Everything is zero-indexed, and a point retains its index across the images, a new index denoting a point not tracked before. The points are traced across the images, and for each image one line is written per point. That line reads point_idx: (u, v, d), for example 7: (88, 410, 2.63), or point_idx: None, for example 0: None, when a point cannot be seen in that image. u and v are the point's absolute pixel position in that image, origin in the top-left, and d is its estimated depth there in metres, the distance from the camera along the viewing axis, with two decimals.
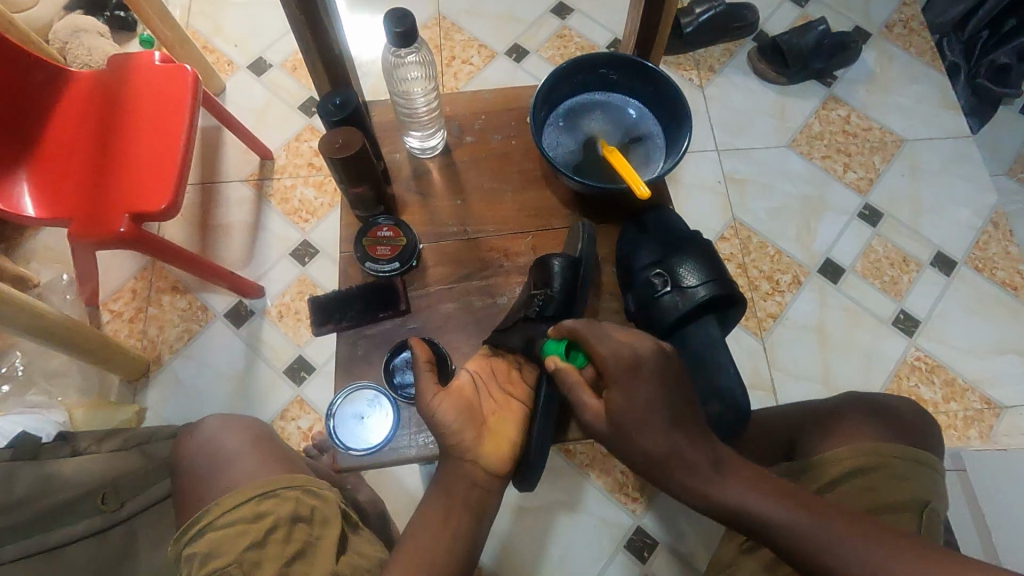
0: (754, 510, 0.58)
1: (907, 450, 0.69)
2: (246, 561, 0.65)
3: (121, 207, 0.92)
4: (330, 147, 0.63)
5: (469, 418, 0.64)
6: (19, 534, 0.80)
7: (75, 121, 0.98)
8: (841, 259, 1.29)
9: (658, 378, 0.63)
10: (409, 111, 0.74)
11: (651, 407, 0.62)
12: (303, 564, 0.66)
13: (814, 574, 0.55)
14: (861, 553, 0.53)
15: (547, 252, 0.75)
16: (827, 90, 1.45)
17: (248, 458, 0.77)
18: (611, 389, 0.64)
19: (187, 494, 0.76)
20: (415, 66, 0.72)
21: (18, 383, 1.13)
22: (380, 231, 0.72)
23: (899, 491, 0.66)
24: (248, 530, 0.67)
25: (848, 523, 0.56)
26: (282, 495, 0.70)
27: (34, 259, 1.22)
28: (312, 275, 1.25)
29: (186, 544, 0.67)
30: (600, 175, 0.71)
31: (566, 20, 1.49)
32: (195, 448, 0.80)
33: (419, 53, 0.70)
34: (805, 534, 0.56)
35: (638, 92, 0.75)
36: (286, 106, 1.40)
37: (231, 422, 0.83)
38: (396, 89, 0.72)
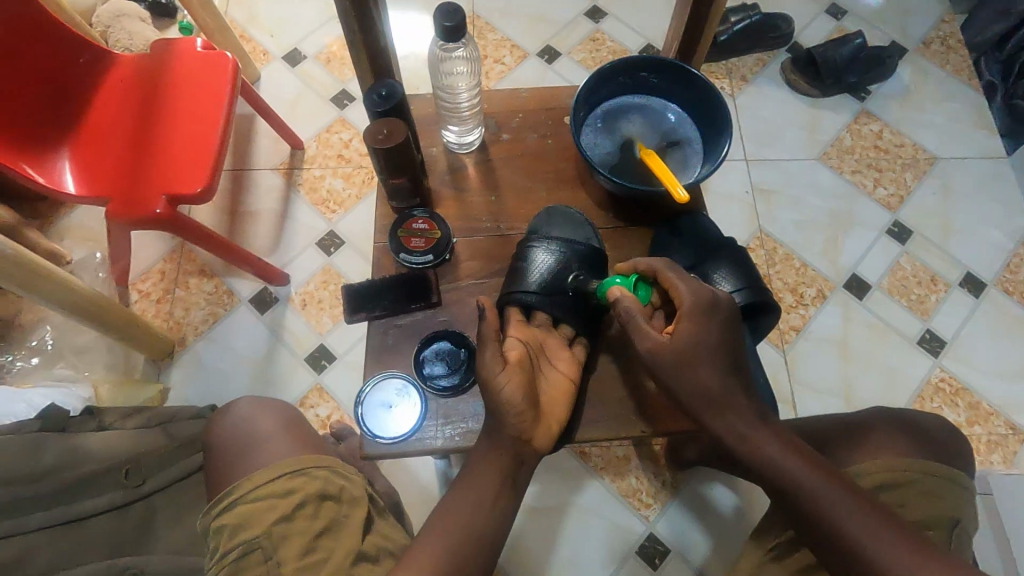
0: (784, 467, 0.60)
1: (936, 466, 0.68)
2: (275, 534, 0.66)
3: (158, 188, 0.93)
4: (373, 138, 0.63)
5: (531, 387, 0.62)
6: (44, 502, 0.82)
7: (117, 102, 1.00)
8: (867, 275, 1.28)
9: (699, 368, 0.62)
10: (452, 105, 0.75)
11: (718, 349, 0.63)
12: (329, 540, 0.67)
13: (811, 527, 0.58)
14: (869, 531, 0.56)
15: (552, 230, 0.72)
16: (860, 104, 1.43)
17: (279, 440, 0.78)
18: (680, 323, 0.64)
19: (217, 472, 0.78)
20: (461, 61, 0.72)
21: (46, 356, 1.15)
22: (415, 223, 0.73)
23: (925, 508, 0.66)
24: (277, 504, 0.68)
25: (862, 501, 0.58)
26: (311, 472, 0.71)
27: (67, 237, 1.24)
28: (337, 265, 1.26)
29: (217, 515, 0.68)
30: (637, 178, 0.70)
31: (598, 24, 1.49)
32: (225, 427, 0.81)
33: (466, 48, 0.70)
34: (822, 501, 0.58)
35: (679, 97, 0.74)
36: (318, 98, 1.41)
37: (265, 406, 0.84)
38: (440, 83, 0.73)
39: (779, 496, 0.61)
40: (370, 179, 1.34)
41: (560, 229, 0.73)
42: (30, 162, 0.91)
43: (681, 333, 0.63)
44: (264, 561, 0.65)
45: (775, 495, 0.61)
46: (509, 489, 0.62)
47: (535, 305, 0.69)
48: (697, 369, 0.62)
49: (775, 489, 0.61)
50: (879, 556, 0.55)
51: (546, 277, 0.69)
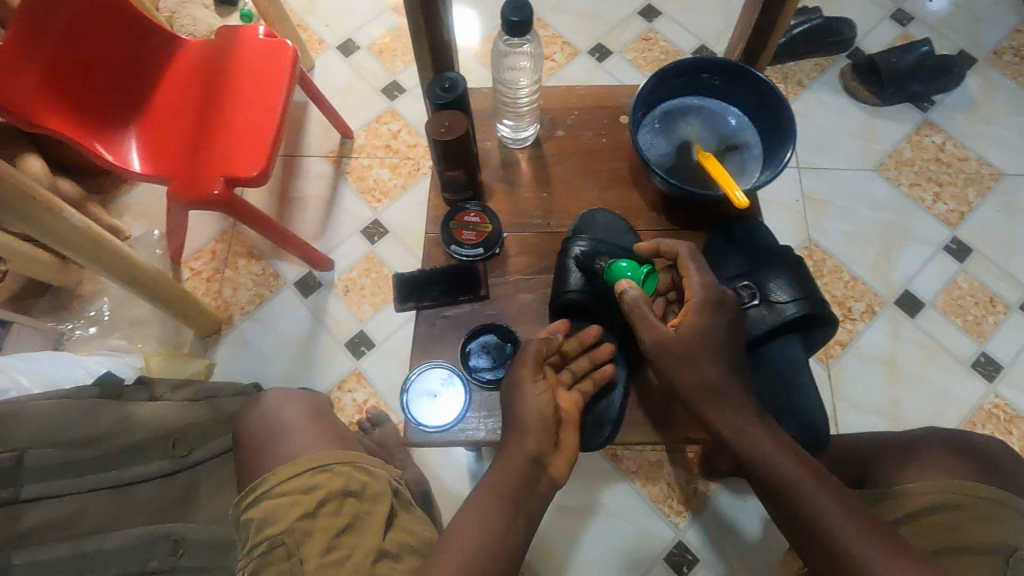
0: (774, 469, 0.60)
1: (994, 491, 0.65)
2: (298, 530, 0.67)
3: (216, 170, 0.96)
4: (435, 130, 0.64)
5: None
6: (97, 466, 0.85)
7: (181, 85, 1.04)
8: (921, 292, 1.23)
9: (703, 362, 0.62)
10: (512, 100, 0.74)
11: (722, 347, 0.63)
12: (352, 536, 0.68)
13: (798, 530, 0.58)
14: (850, 528, 0.55)
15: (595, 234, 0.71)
16: (922, 115, 1.38)
17: (304, 432, 0.80)
18: (687, 314, 0.64)
19: (246, 464, 0.80)
20: (525, 56, 0.71)
21: (103, 326, 1.21)
22: (468, 216, 0.73)
23: (981, 532, 0.62)
24: (302, 500, 0.69)
25: (852, 506, 0.57)
26: (334, 470, 0.72)
27: (127, 213, 1.30)
28: (379, 253, 1.28)
29: (245, 509, 0.70)
30: (694, 181, 0.69)
31: (652, 23, 1.47)
32: (255, 419, 0.83)
33: (531, 43, 0.69)
34: (806, 495, 0.58)
35: (740, 100, 0.72)
36: (369, 89, 1.43)
37: (290, 397, 0.86)
38: (502, 77, 0.72)
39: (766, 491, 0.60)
40: (416, 170, 1.35)
41: (603, 233, 0.72)
42: (100, 139, 0.95)
43: (683, 326, 0.63)
44: (287, 557, 0.66)
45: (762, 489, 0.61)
46: (549, 485, 0.62)
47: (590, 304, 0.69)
48: (699, 364, 0.62)
49: (763, 484, 0.61)
50: (858, 553, 0.54)
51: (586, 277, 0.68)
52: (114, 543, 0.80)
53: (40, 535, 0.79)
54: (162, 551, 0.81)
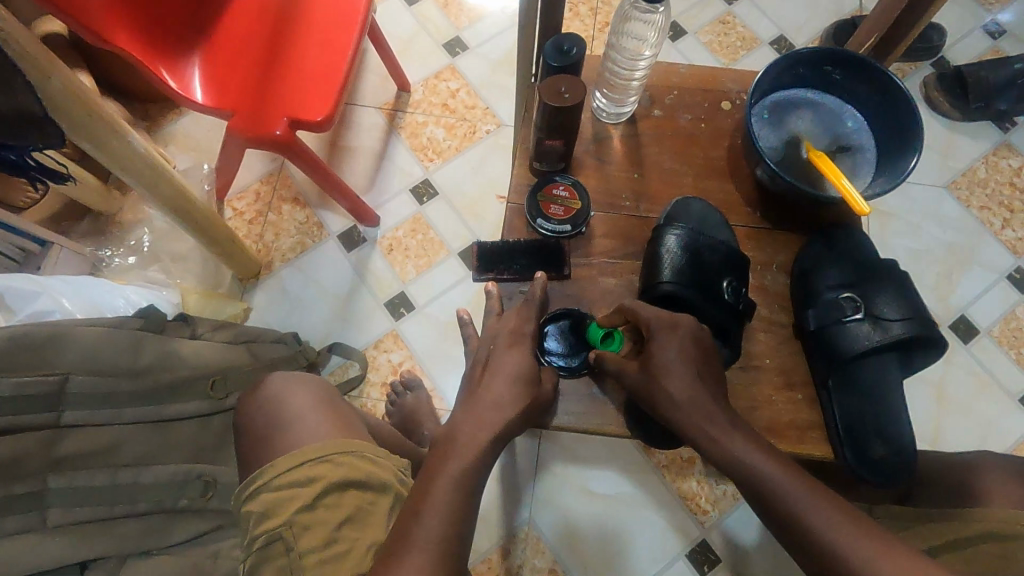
0: (740, 458, 0.57)
1: None
2: (297, 524, 0.66)
3: (283, 110, 0.93)
4: (554, 93, 0.60)
5: (684, 382, 0.60)
6: (139, 399, 0.82)
7: (249, 16, 0.99)
8: (978, 319, 1.20)
9: (667, 379, 0.61)
10: (626, 73, 0.71)
11: (681, 360, 0.61)
12: (352, 529, 0.67)
13: (779, 524, 0.55)
14: (828, 522, 0.52)
15: (684, 224, 0.67)
16: (1002, 135, 1.32)
17: (313, 415, 0.77)
18: (652, 343, 0.63)
19: (249, 448, 0.77)
20: (649, 26, 0.65)
21: (142, 257, 1.18)
22: (557, 189, 0.70)
23: None
24: (300, 493, 0.67)
25: (818, 491, 0.54)
26: (337, 460, 0.70)
27: (172, 143, 1.26)
28: (427, 215, 1.25)
29: (247, 501, 0.69)
30: (803, 179, 0.65)
31: (731, 6, 1.40)
32: (261, 400, 0.80)
33: (659, 15, 0.63)
34: (783, 497, 0.54)
35: (860, 100, 0.68)
36: (430, 42, 1.38)
37: (295, 379, 0.82)
38: (620, 44, 0.68)
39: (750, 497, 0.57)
40: (472, 133, 1.31)
41: (694, 224, 0.68)
42: (166, 64, 0.90)
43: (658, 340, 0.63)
44: (285, 551, 0.65)
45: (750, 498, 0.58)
46: None
47: (682, 300, 0.64)
48: (664, 381, 0.61)
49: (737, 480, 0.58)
50: (842, 551, 0.50)
51: (681, 264, 0.64)
52: (152, 476, 0.78)
53: (76, 462, 0.74)
54: (194, 490, 0.80)
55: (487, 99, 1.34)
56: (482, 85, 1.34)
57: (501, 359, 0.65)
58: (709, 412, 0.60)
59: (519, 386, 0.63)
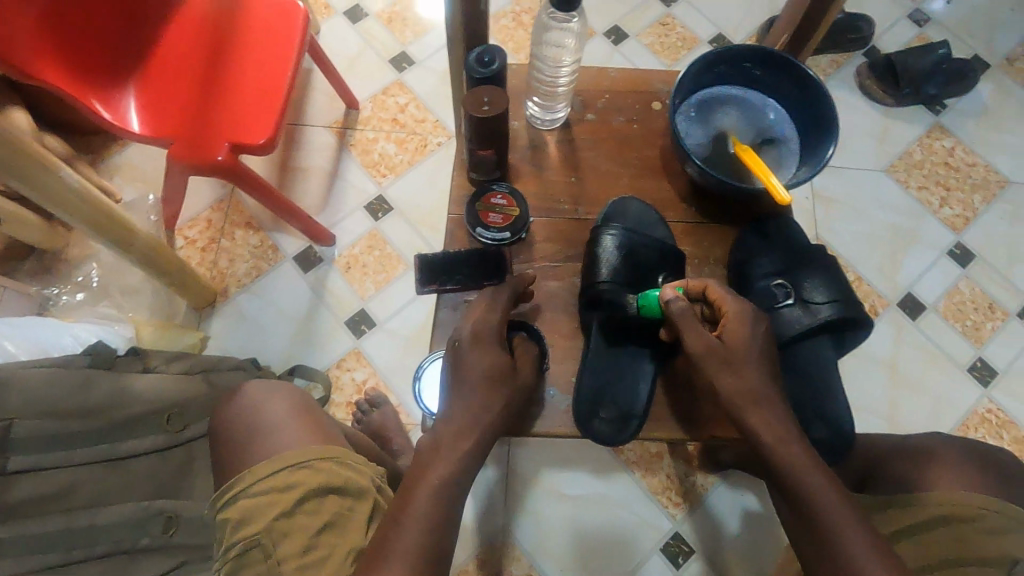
0: (773, 449, 0.60)
1: (1001, 505, 0.67)
2: (275, 530, 0.66)
3: (222, 135, 0.92)
4: (476, 106, 0.61)
5: (734, 382, 0.61)
6: (89, 439, 0.79)
7: (184, 41, 0.98)
8: (923, 296, 1.24)
9: (744, 368, 0.61)
10: (551, 79, 0.71)
11: (758, 350, 0.62)
12: (331, 535, 0.66)
13: (790, 503, 0.59)
14: (838, 517, 0.56)
15: (613, 222, 0.70)
16: (934, 118, 1.38)
17: (289, 426, 0.76)
18: (729, 330, 0.63)
19: (224, 460, 0.76)
20: (569, 32, 0.65)
21: (91, 293, 1.16)
22: (495, 197, 0.70)
23: (987, 546, 0.64)
24: (277, 500, 0.67)
25: (839, 487, 0.58)
26: (316, 466, 0.70)
27: (118, 175, 1.24)
28: (383, 231, 1.24)
29: (221, 508, 0.68)
30: (730, 173, 0.67)
31: (670, 8, 1.44)
32: (236, 410, 0.78)
33: (578, 20, 0.63)
34: (806, 486, 0.58)
35: (780, 93, 0.70)
36: (377, 58, 1.38)
37: (274, 387, 0.82)
38: (543, 54, 0.68)
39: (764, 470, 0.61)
40: (424, 146, 1.31)
41: (620, 220, 0.70)
42: (99, 97, 0.89)
43: (730, 332, 0.63)
44: (264, 559, 0.65)
45: (766, 476, 0.61)
46: None
47: (623, 297, 0.66)
48: (740, 370, 0.61)
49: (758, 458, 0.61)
50: (842, 543, 0.55)
51: (617, 263, 0.66)
52: (107, 517, 0.76)
53: (26, 509, 0.73)
54: (155, 528, 0.78)
55: (436, 112, 1.34)
56: (431, 98, 1.35)
57: (472, 359, 0.62)
58: (755, 400, 0.61)
59: (492, 387, 0.61)
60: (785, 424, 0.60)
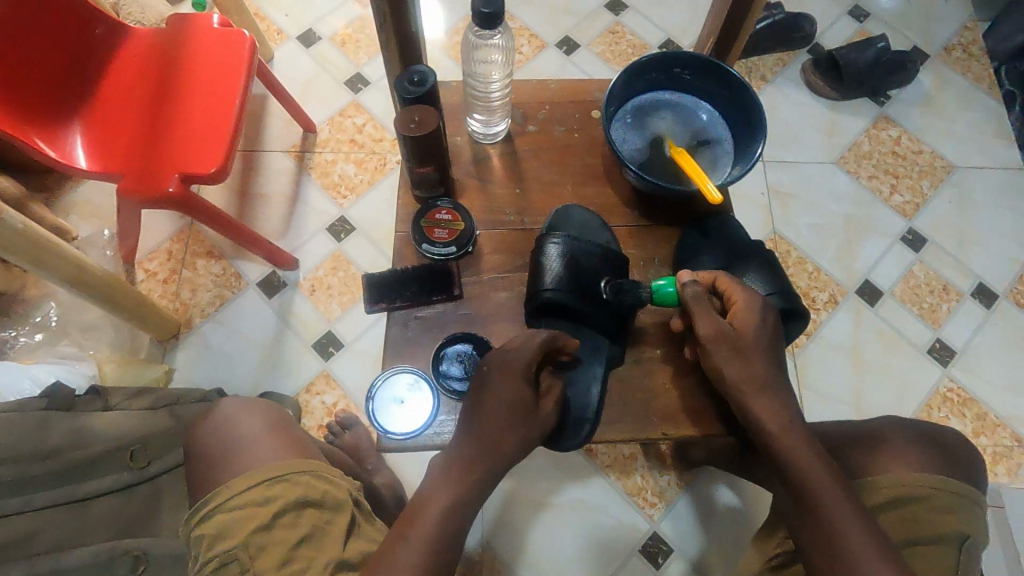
0: (785, 451, 0.63)
1: (951, 483, 0.72)
2: (252, 545, 0.64)
3: (171, 167, 0.92)
4: (405, 125, 0.63)
5: (742, 368, 0.65)
6: (46, 483, 0.78)
7: (130, 76, 0.98)
8: (880, 282, 1.27)
9: (750, 359, 0.65)
10: (484, 94, 0.75)
11: (765, 342, 0.66)
12: (308, 549, 0.66)
13: (798, 500, 0.62)
14: (845, 518, 0.59)
15: (555, 230, 0.71)
16: (879, 109, 1.42)
17: (265, 441, 0.76)
18: (740, 319, 0.66)
19: (199, 479, 0.75)
20: (497, 48, 0.72)
21: (50, 333, 1.14)
22: (439, 213, 0.71)
23: (942, 523, 0.69)
24: (256, 513, 0.66)
25: (846, 488, 0.61)
26: (293, 480, 0.70)
27: (74, 212, 1.23)
28: (347, 251, 1.25)
29: (197, 523, 0.67)
30: (667, 176, 0.69)
31: (619, 17, 1.47)
32: (204, 434, 0.77)
33: (503, 36, 0.70)
34: (815, 485, 0.61)
35: (711, 95, 0.73)
36: (332, 81, 1.39)
37: (249, 405, 0.81)
38: (473, 70, 0.73)
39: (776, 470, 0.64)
40: (383, 165, 1.32)
41: (559, 228, 0.71)
42: (42, 135, 0.89)
43: (741, 320, 0.66)
44: (241, 572, 0.64)
45: (774, 475, 0.65)
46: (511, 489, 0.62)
47: (569, 304, 0.67)
48: (748, 359, 0.65)
49: (768, 457, 0.65)
50: (848, 542, 0.58)
51: (563, 269, 0.67)
52: (73, 559, 0.73)
53: None
54: (122, 569, 0.76)
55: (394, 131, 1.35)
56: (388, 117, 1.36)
57: (498, 386, 0.62)
58: (761, 387, 0.65)
59: (515, 417, 0.61)
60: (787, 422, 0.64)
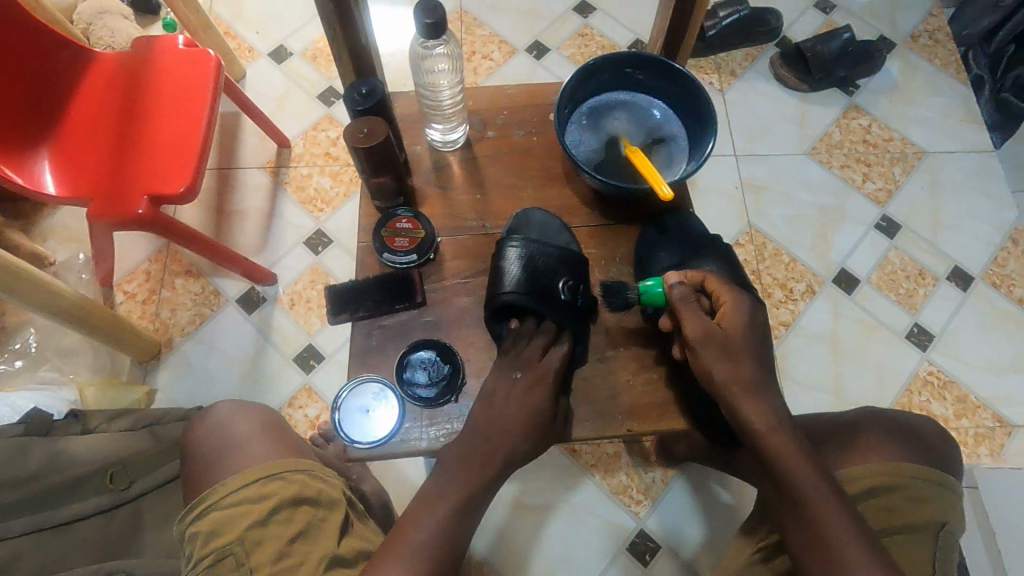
0: (774, 451, 0.64)
1: (928, 472, 0.73)
2: (249, 539, 0.66)
3: (140, 188, 0.92)
4: (354, 136, 0.65)
5: (730, 368, 0.67)
6: (24, 509, 0.79)
7: (97, 101, 0.99)
8: (856, 270, 1.28)
9: (742, 359, 0.68)
10: (435, 103, 0.76)
11: (748, 340, 0.69)
12: (304, 543, 0.67)
13: (787, 500, 0.63)
14: (833, 519, 0.61)
15: (509, 235, 0.73)
16: (848, 98, 1.44)
17: (259, 442, 0.78)
18: (726, 318, 0.69)
19: (196, 477, 0.76)
20: (442, 58, 0.72)
21: (30, 359, 1.14)
22: (399, 222, 0.74)
23: (919, 512, 0.70)
24: (251, 510, 0.67)
25: (835, 488, 0.62)
26: (289, 477, 0.71)
27: (51, 237, 1.23)
28: (325, 263, 1.25)
29: (193, 522, 0.68)
30: (623, 176, 0.71)
31: (587, 19, 1.48)
32: (211, 429, 0.80)
33: (447, 45, 0.71)
34: (805, 485, 0.62)
35: (664, 92, 0.75)
36: (305, 95, 1.40)
37: (243, 408, 0.83)
38: (422, 81, 0.73)
39: (764, 470, 0.65)
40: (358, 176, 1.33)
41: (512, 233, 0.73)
42: (10, 164, 0.89)
43: (728, 321, 0.69)
44: (237, 567, 0.65)
45: (761, 472, 0.66)
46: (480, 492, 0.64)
47: (530, 305, 0.69)
48: (737, 360, 0.67)
49: (756, 456, 0.66)
50: (836, 542, 0.60)
51: (519, 276, 0.69)
52: None
53: None
54: None
55: None
56: None
57: (520, 400, 0.67)
58: (750, 389, 0.67)
59: (536, 425, 0.67)
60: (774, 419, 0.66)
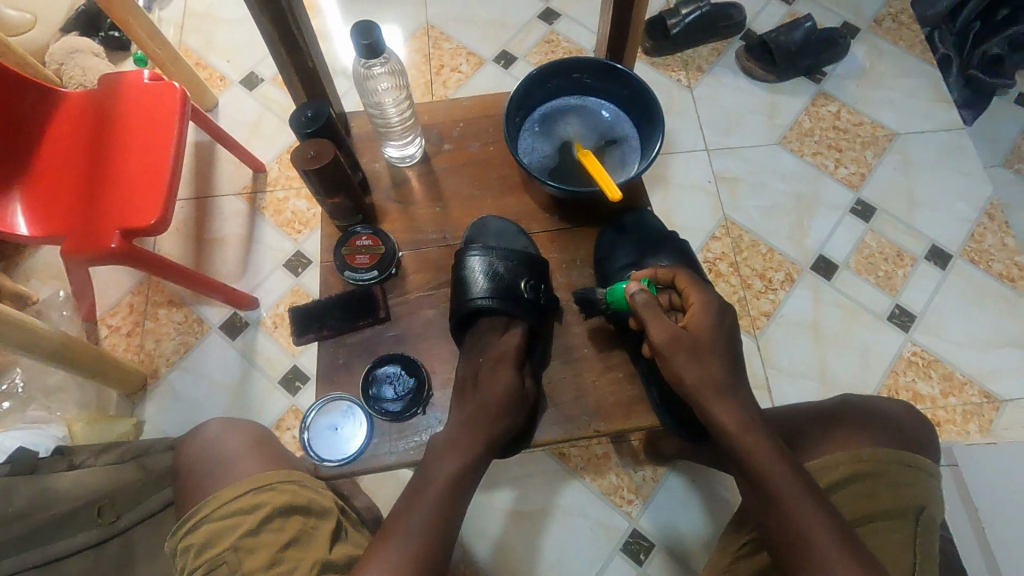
0: (747, 452, 0.65)
1: (903, 456, 0.73)
2: (240, 548, 0.66)
3: (112, 224, 0.93)
4: (302, 157, 0.67)
5: (698, 369, 0.68)
6: (16, 548, 0.79)
7: (67, 140, 1.00)
8: (834, 255, 1.29)
9: (708, 358, 0.68)
10: (384, 121, 0.78)
11: (712, 337, 0.69)
12: (296, 550, 0.67)
13: (763, 500, 0.63)
14: (809, 518, 0.60)
15: (469, 243, 0.76)
16: (816, 86, 1.45)
17: (248, 458, 0.78)
18: (692, 318, 0.70)
19: (188, 489, 0.77)
20: (385, 77, 0.76)
21: (18, 400, 1.15)
22: (359, 240, 0.77)
23: (896, 497, 0.70)
24: (243, 520, 0.68)
25: (809, 486, 0.62)
26: (280, 487, 0.71)
27: (34, 277, 1.24)
28: (305, 285, 1.26)
29: (185, 534, 0.68)
30: (576, 179, 0.73)
31: (553, 25, 1.50)
32: (194, 451, 0.81)
33: (387, 63, 0.74)
34: (779, 485, 0.62)
35: (612, 94, 0.77)
36: (278, 120, 1.41)
37: (232, 426, 0.84)
38: (369, 100, 0.77)
39: (740, 470, 0.65)
40: None
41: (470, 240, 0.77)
42: None
43: (694, 324, 0.69)
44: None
45: (737, 473, 0.66)
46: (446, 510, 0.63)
47: (494, 309, 0.72)
48: (701, 360, 0.68)
49: (731, 456, 0.66)
50: (814, 541, 0.59)
51: (486, 283, 0.72)
52: None
53: None
54: None
55: None
56: None
57: (490, 379, 0.70)
58: (720, 391, 0.67)
59: (512, 404, 0.69)
60: (744, 417, 0.66)
